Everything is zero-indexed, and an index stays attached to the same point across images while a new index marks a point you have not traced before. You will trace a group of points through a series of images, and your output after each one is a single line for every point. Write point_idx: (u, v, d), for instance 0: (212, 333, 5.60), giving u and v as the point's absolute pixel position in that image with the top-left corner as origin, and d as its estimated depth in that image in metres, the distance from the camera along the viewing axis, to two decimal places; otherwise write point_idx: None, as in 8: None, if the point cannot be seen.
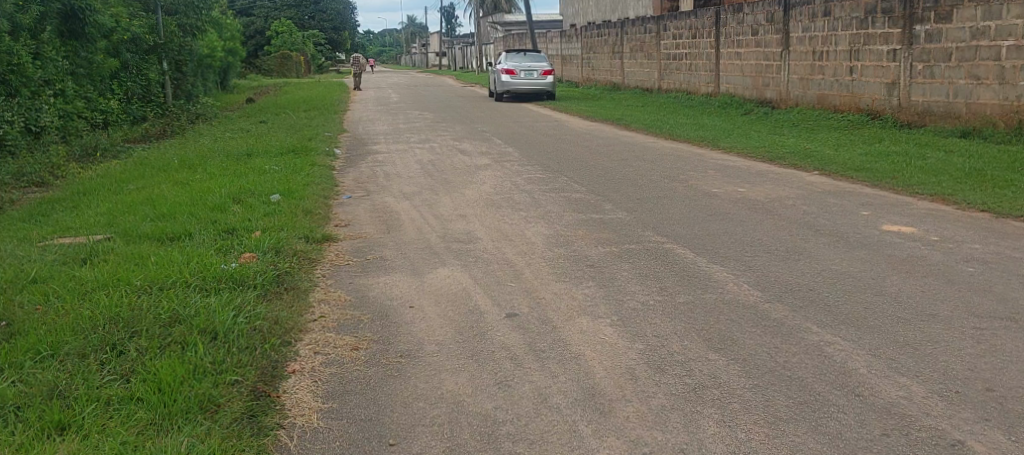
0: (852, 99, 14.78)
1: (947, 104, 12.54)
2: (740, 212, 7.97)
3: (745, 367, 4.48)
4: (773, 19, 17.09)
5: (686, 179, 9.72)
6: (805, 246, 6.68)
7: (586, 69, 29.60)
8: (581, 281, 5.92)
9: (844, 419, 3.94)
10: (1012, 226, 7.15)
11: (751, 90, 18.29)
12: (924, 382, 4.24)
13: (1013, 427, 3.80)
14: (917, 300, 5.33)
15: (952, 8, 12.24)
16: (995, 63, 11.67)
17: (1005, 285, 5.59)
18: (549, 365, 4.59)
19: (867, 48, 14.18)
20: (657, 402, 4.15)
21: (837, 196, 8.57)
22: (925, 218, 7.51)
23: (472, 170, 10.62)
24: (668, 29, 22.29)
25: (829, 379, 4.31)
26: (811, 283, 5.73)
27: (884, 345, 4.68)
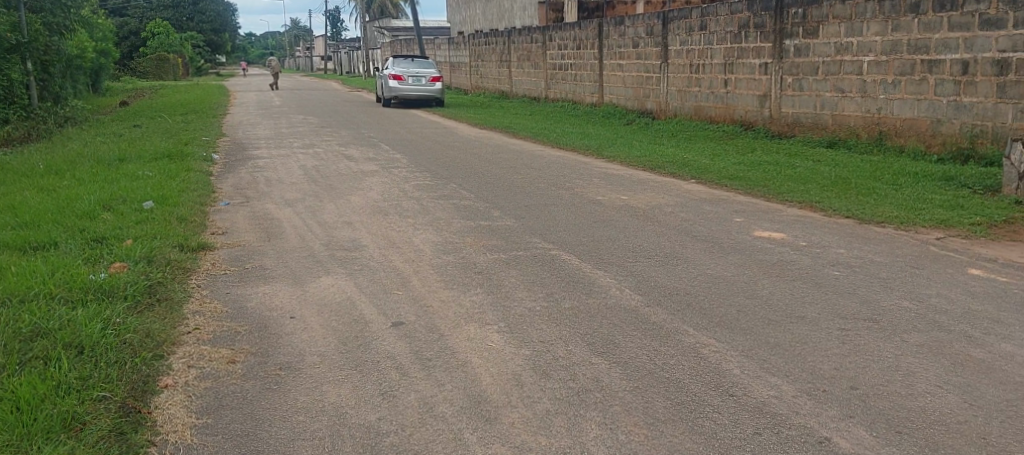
0: (727, 110, 15.36)
1: (814, 116, 13.20)
2: (622, 218, 8.13)
3: (626, 370, 4.58)
4: (653, 32, 17.57)
5: (571, 186, 9.86)
6: (684, 251, 6.88)
7: (474, 77, 29.70)
8: (468, 287, 5.93)
9: (720, 418, 4.07)
10: (875, 232, 7.55)
11: (633, 102, 18.76)
12: (794, 381, 4.43)
13: (875, 423, 3.99)
14: (787, 303, 5.58)
15: (819, 24, 12.85)
16: (857, 77, 12.31)
17: (867, 287, 5.91)
18: (435, 373, 4.56)
19: (741, 61, 14.77)
20: (541, 407, 4.18)
21: (713, 204, 8.88)
22: (795, 224, 7.85)
23: (358, 176, 10.48)
24: (553, 39, 22.61)
25: (705, 380, 4.45)
26: (688, 287, 5.92)
27: (756, 346, 4.87)
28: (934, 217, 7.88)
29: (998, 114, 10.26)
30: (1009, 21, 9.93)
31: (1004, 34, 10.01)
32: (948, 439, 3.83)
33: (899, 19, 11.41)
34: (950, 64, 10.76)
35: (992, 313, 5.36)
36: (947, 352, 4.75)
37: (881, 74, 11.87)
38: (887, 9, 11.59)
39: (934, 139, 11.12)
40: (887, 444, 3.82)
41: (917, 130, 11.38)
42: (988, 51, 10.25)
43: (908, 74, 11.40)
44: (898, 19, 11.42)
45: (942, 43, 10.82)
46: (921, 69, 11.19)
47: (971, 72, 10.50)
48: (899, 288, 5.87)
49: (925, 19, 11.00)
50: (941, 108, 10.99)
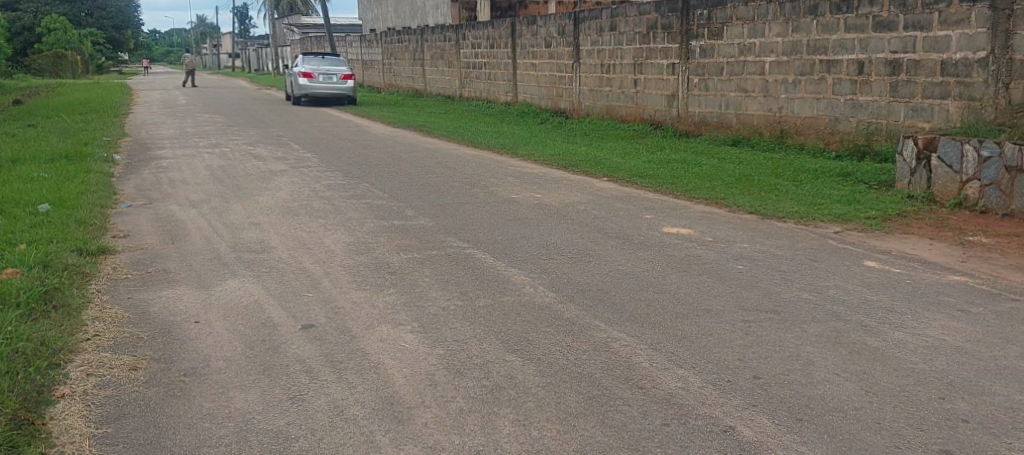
0: (637, 109, 15.64)
1: (720, 114, 13.55)
2: (536, 216, 8.19)
3: (539, 366, 4.62)
4: (565, 32, 17.75)
5: (485, 185, 9.88)
6: (596, 248, 6.97)
7: (387, 75, 29.46)
8: (381, 288, 5.88)
9: (629, 411, 4.14)
10: (778, 227, 7.79)
11: (547, 101, 18.92)
12: (700, 373, 4.54)
13: (777, 411, 4.12)
14: (694, 297, 5.71)
15: (723, 25, 13.19)
16: (760, 78, 12.69)
17: (769, 280, 6.10)
18: (346, 376, 4.51)
19: (649, 62, 15.05)
20: (454, 406, 4.18)
21: (624, 201, 9.03)
22: (702, 220, 8.05)
23: (267, 176, 10.27)
24: (466, 38, 22.61)
25: (615, 374, 4.52)
26: (599, 283, 6.00)
27: (665, 340, 4.97)
28: (832, 212, 8.18)
29: (890, 112, 10.67)
30: (900, 23, 10.33)
31: (895, 36, 10.42)
32: (844, 424, 3.98)
33: (799, 21, 11.79)
34: (846, 64, 11.17)
35: (886, 303, 5.60)
36: (844, 341, 4.94)
37: (782, 74, 12.26)
38: (788, 11, 11.97)
39: (832, 136, 11.54)
40: (788, 430, 3.94)
41: (817, 128, 11.79)
42: (881, 51, 10.65)
43: (808, 74, 11.81)
44: (798, 21, 11.81)
45: (839, 44, 11.23)
46: (820, 69, 11.60)
47: (865, 72, 10.92)
48: (800, 280, 6.09)
49: (823, 21, 11.41)
50: (838, 107, 11.41)
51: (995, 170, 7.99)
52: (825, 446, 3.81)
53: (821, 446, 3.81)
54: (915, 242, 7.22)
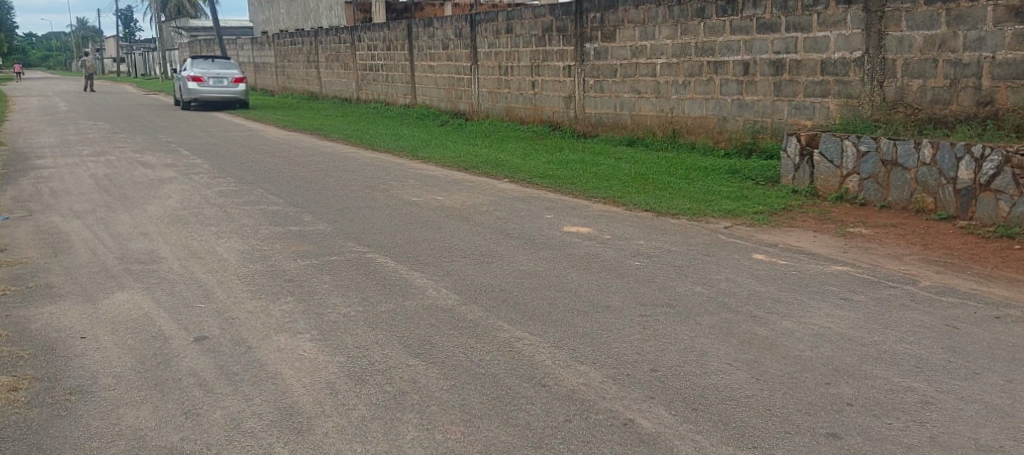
0: (536, 111, 15.80)
1: (615, 115, 13.82)
2: (437, 219, 8.17)
3: (443, 369, 4.61)
4: (461, 34, 17.78)
5: (384, 188, 9.80)
6: (497, 249, 7.01)
7: (281, 78, 28.85)
8: (278, 296, 5.76)
9: (532, 409, 4.18)
10: (672, 224, 8.01)
11: (446, 103, 18.91)
12: (601, 367, 4.63)
13: (674, 402, 4.23)
14: (594, 294, 5.81)
15: (616, 28, 13.45)
16: (651, 79, 12.99)
17: (666, 276, 6.25)
18: (243, 388, 4.40)
19: (546, 63, 15.22)
20: (356, 414, 4.13)
21: (524, 201, 9.10)
22: (599, 219, 8.20)
23: (156, 184, 9.92)
24: (362, 40, 22.38)
25: (519, 373, 4.56)
26: (501, 284, 6.03)
27: (566, 337, 5.04)
28: (723, 208, 8.44)
29: (775, 111, 11.09)
30: (782, 25, 10.74)
31: (778, 37, 10.82)
32: (738, 412, 4.12)
33: (687, 23, 12.12)
34: (733, 65, 11.55)
35: (775, 293, 5.83)
36: (736, 331, 5.12)
37: (673, 75, 12.58)
38: (676, 14, 12.29)
39: (721, 135, 11.90)
40: (685, 420, 4.05)
41: (707, 127, 12.14)
42: (765, 52, 11.06)
43: (697, 75, 12.16)
44: (686, 23, 12.14)
45: (725, 46, 11.61)
46: (708, 70, 11.96)
47: (751, 72, 11.31)
48: (693, 274, 6.27)
49: (710, 23, 11.76)
50: (726, 106, 11.79)
51: (873, 165, 8.39)
52: (720, 434, 3.93)
53: (716, 434, 3.93)
54: (801, 235, 7.53)
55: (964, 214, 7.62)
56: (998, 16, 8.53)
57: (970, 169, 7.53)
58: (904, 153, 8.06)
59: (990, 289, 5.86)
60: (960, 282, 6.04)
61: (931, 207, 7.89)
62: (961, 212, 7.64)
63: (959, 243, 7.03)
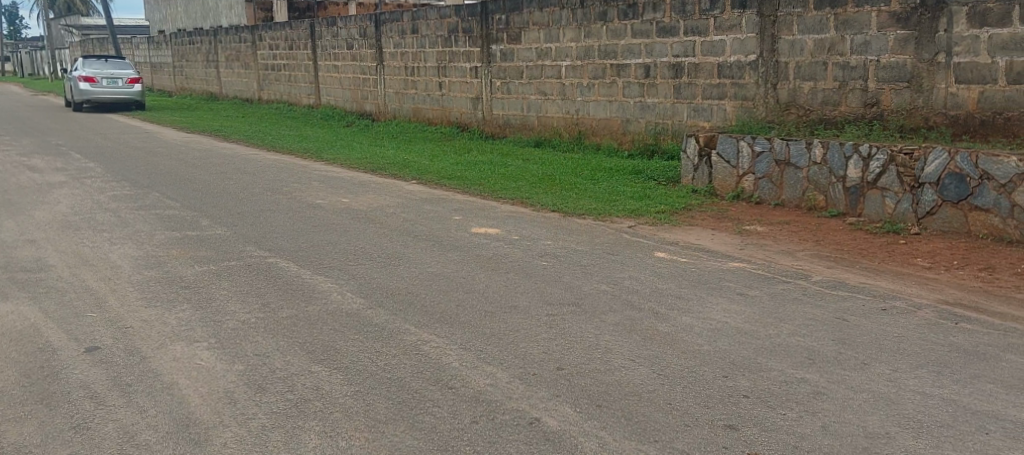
0: (443, 112, 15.77)
1: (523, 117, 13.92)
2: (342, 222, 8.06)
3: (347, 375, 4.55)
4: (366, 34, 17.59)
5: (288, 191, 9.61)
6: (403, 251, 6.95)
7: (179, 78, 27.98)
8: (175, 304, 5.57)
9: (438, 412, 4.15)
10: (578, 224, 8.10)
11: (351, 104, 18.68)
12: (507, 368, 4.64)
13: (579, 400, 4.28)
14: (502, 295, 5.82)
15: (521, 30, 13.54)
16: (557, 81, 13.12)
17: (572, 275, 6.32)
18: (137, 400, 4.24)
19: (452, 64, 15.20)
20: (256, 423, 4.03)
21: (431, 203, 9.07)
22: (507, 220, 8.22)
23: (44, 189, 9.47)
24: (263, 40, 21.92)
25: (425, 376, 4.53)
26: (407, 287, 5.99)
27: (473, 338, 5.04)
28: (626, 207, 8.60)
29: (675, 113, 11.34)
30: (681, 29, 11.00)
31: (678, 41, 11.07)
32: (640, 407, 4.19)
33: (591, 26, 12.30)
34: (635, 68, 11.76)
35: (676, 290, 5.97)
36: (639, 328, 5.22)
37: (577, 77, 12.74)
38: (580, 17, 12.45)
39: (624, 137, 12.11)
40: (589, 417, 4.10)
41: (611, 128, 12.33)
42: (665, 55, 11.31)
43: (601, 78, 12.35)
44: (589, 26, 12.32)
45: (627, 49, 11.82)
46: (611, 73, 12.15)
47: (652, 75, 11.54)
48: (598, 273, 6.36)
49: (613, 27, 11.96)
50: (629, 108, 11.99)
51: (767, 164, 8.68)
52: (622, 429, 3.99)
53: (619, 430, 3.99)
54: (702, 233, 7.72)
55: (853, 211, 7.94)
56: (881, 22, 8.80)
57: (858, 167, 7.85)
58: (797, 153, 8.35)
59: (876, 283, 6.11)
60: (850, 276, 6.30)
61: (822, 205, 8.20)
62: (850, 209, 7.96)
63: (848, 239, 7.32)
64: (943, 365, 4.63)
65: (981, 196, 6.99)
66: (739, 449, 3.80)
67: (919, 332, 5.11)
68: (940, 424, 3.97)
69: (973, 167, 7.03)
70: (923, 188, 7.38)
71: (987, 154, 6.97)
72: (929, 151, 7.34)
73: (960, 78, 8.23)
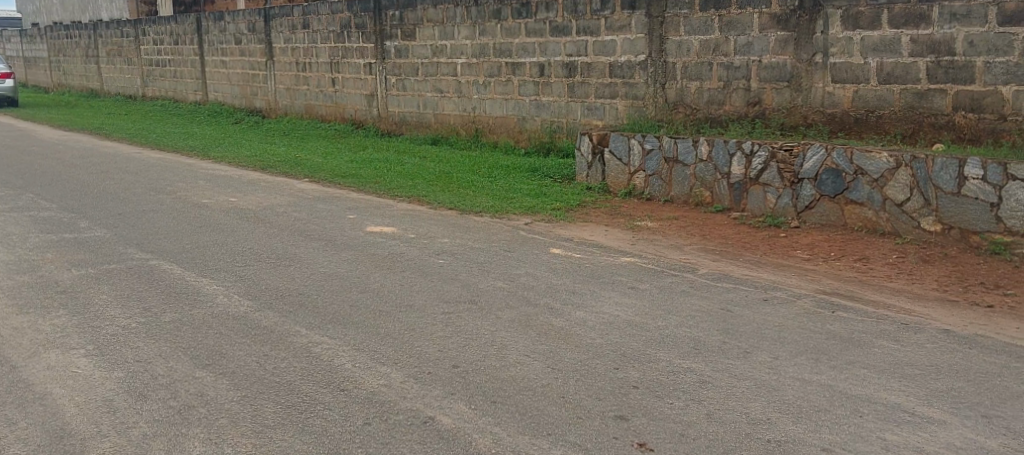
0: (336, 109, 15.53)
1: (419, 114, 13.85)
2: (230, 222, 7.83)
3: (234, 380, 4.42)
4: (255, 29, 17.15)
5: (172, 190, 9.27)
6: (295, 251, 6.81)
7: (55, 73, 26.66)
8: (49, 310, 5.30)
9: (329, 415, 4.08)
10: (474, 221, 8.10)
11: (241, 100, 18.17)
12: (401, 368, 4.60)
13: (473, 397, 4.27)
14: (396, 294, 5.77)
15: (415, 26, 13.46)
16: (453, 79, 13.10)
17: (468, 273, 6.31)
18: (5, 412, 4.02)
19: (345, 61, 14.99)
20: (137, 432, 3.88)
21: (324, 201, 8.91)
22: (403, 218, 8.15)
23: None
24: (147, 34, 21.10)
25: (315, 379, 4.44)
26: (298, 287, 5.86)
27: (366, 338, 4.98)
28: (522, 205, 8.66)
29: (569, 111, 11.48)
30: (573, 28, 11.14)
31: (570, 40, 11.22)
32: (534, 402, 4.23)
33: (485, 24, 12.33)
34: (529, 66, 11.85)
35: (570, 286, 6.04)
36: (533, 323, 5.25)
37: (472, 75, 12.75)
38: (474, 15, 12.47)
39: (521, 134, 12.19)
40: (483, 414, 4.10)
41: (507, 126, 12.40)
42: (559, 55, 11.43)
43: (496, 76, 12.39)
44: (484, 24, 12.34)
45: (522, 47, 11.89)
46: (507, 71, 12.21)
47: (546, 74, 11.65)
48: (493, 270, 6.38)
49: (506, 25, 12.02)
50: (525, 106, 12.08)
51: (657, 162, 8.88)
52: (516, 425, 4.01)
53: (513, 425, 4.01)
54: (595, 229, 7.84)
55: (738, 206, 8.22)
56: (762, 24, 9.11)
57: (742, 164, 8.12)
58: (685, 151, 8.58)
59: (760, 275, 6.33)
60: (735, 269, 6.51)
61: (709, 201, 8.45)
62: (735, 204, 8.23)
63: (733, 233, 7.57)
64: (820, 352, 4.84)
65: (856, 190, 7.33)
66: (630, 439, 3.87)
67: (799, 321, 5.32)
68: (818, 409, 4.14)
69: (848, 162, 7.37)
70: (803, 183, 7.68)
71: (861, 150, 7.30)
72: (807, 148, 7.65)
73: (835, 78, 8.59)
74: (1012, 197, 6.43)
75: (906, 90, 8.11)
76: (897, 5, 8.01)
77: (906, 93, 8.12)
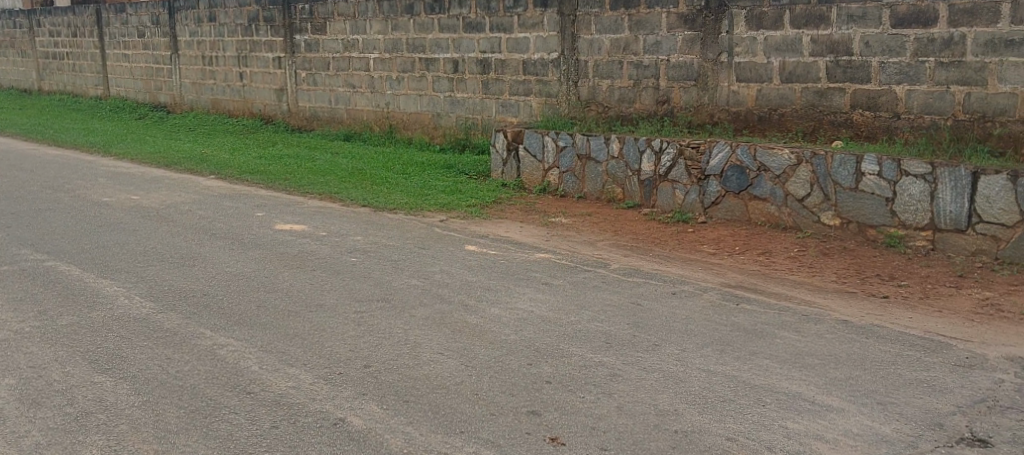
0: (245, 104, 15.18)
1: (330, 110, 13.65)
2: (132, 221, 7.56)
3: (135, 384, 4.27)
4: (159, 21, 16.63)
5: (70, 188, 8.90)
6: (200, 250, 6.63)
7: None
8: None
9: (235, 418, 3.98)
10: (387, 218, 8.04)
11: (144, 95, 17.59)
12: (311, 369, 4.53)
13: (385, 396, 4.24)
14: (306, 293, 5.68)
15: (326, 20, 13.25)
16: (365, 74, 12.95)
17: (380, 271, 6.25)
18: None
19: (254, 55, 14.66)
20: (29, 441, 3.71)
21: (232, 199, 8.70)
22: (313, 215, 8.02)
23: None
24: (42, 25, 20.22)
25: (221, 382, 4.33)
26: (204, 288, 5.71)
27: (275, 339, 4.88)
28: (436, 201, 8.62)
29: (484, 108, 11.49)
30: (486, 25, 11.15)
31: (484, 37, 11.22)
32: (446, 400, 4.21)
33: (397, 19, 12.23)
34: (443, 62, 11.82)
35: (484, 282, 6.04)
36: (447, 321, 5.24)
37: (385, 71, 12.63)
38: (386, 9, 12.35)
39: (435, 131, 12.14)
40: (395, 413, 4.06)
41: (421, 122, 12.34)
42: (472, 51, 11.42)
43: (409, 71, 12.30)
44: (396, 19, 12.24)
45: (435, 43, 11.84)
46: (420, 66, 12.14)
47: (460, 70, 11.63)
48: (407, 268, 6.33)
49: (419, 20, 11.95)
50: (439, 103, 12.04)
51: (570, 159, 8.97)
52: (428, 424, 3.98)
53: (425, 424, 3.98)
54: (509, 225, 7.87)
55: (648, 202, 8.36)
56: (670, 23, 9.28)
57: (651, 161, 8.26)
58: (596, 148, 8.69)
59: (669, 270, 6.46)
60: (645, 263, 6.63)
61: (620, 197, 8.58)
62: (645, 200, 8.37)
63: (644, 229, 7.70)
64: (726, 344, 4.96)
65: (759, 186, 7.55)
66: (542, 434, 3.89)
67: (706, 314, 5.45)
68: (723, 399, 4.24)
69: (752, 159, 7.58)
70: (709, 179, 7.87)
71: (764, 147, 7.52)
72: (714, 145, 7.83)
73: (740, 77, 8.83)
74: (904, 192, 6.71)
75: (807, 88, 8.37)
76: (798, 6, 8.25)
77: (807, 91, 8.39)
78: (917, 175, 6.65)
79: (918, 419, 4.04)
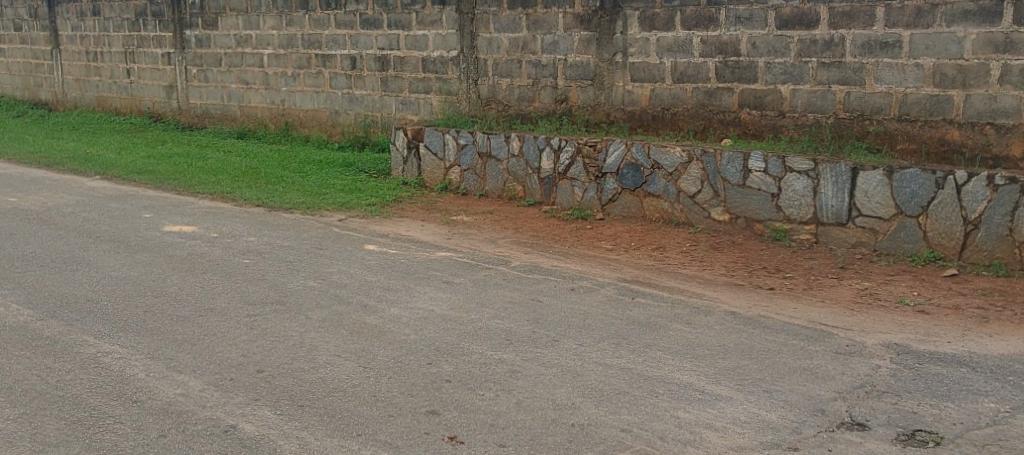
0: (132, 101, 14.62)
1: (223, 107, 13.29)
2: (9, 224, 7.19)
3: (10, 397, 4.06)
4: (37, 15, 15.84)
5: None
6: (83, 254, 6.35)
7: None
8: None
9: (120, 428, 3.83)
10: (282, 218, 7.87)
11: (22, 92, 16.74)
12: (201, 375, 4.40)
13: (278, 401, 4.15)
14: (197, 297, 5.51)
15: (217, 16, 12.90)
16: (259, 70, 12.65)
17: (275, 272, 6.12)
18: None
19: (141, 50, 14.13)
20: None
21: (118, 200, 8.36)
22: (204, 216, 7.79)
23: None
24: None
25: (105, 391, 4.16)
26: (86, 294, 5.47)
27: (164, 346, 4.72)
28: (334, 201, 8.50)
29: (383, 106, 11.39)
30: (384, 22, 11.05)
31: (381, 33, 11.12)
32: (343, 403, 4.16)
33: (292, 15, 11.99)
34: (339, 59, 11.65)
35: (383, 282, 5.98)
36: (344, 322, 5.17)
37: (280, 67, 12.36)
38: (280, 5, 12.09)
39: (333, 129, 11.97)
40: (289, 419, 3.98)
41: (318, 120, 12.13)
42: (370, 48, 11.30)
43: (305, 68, 12.08)
44: (291, 15, 12.00)
45: (332, 39, 11.66)
46: (316, 63, 11.93)
47: (358, 67, 11.49)
48: (303, 269, 6.22)
49: (315, 16, 11.74)
50: (336, 100, 11.86)
51: (470, 157, 8.98)
52: (324, 428, 3.92)
53: (321, 428, 3.92)
54: (408, 224, 7.82)
55: (547, 200, 8.45)
56: (566, 23, 9.39)
57: (550, 159, 8.35)
58: (496, 146, 8.73)
59: (567, 266, 6.54)
60: (544, 260, 6.69)
61: (520, 195, 8.64)
62: (544, 197, 8.45)
63: (543, 226, 7.78)
64: (622, 338, 5.05)
65: (653, 183, 7.72)
66: (440, 434, 3.88)
67: (602, 309, 5.54)
68: (618, 392, 4.32)
69: (646, 157, 7.74)
70: (606, 177, 8.01)
71: (657, 145, 7.70)
72: (609, 143, 7.97)
73: (634, 77, 9.01)
74: (789, 188, 6.98)
75: (698, 88, 8.60)
76: (689, 7, 8.45)
77: (698, 91, 8.62)
78: (801, 171, 6.92)
79: (802, 406, 4.20)
